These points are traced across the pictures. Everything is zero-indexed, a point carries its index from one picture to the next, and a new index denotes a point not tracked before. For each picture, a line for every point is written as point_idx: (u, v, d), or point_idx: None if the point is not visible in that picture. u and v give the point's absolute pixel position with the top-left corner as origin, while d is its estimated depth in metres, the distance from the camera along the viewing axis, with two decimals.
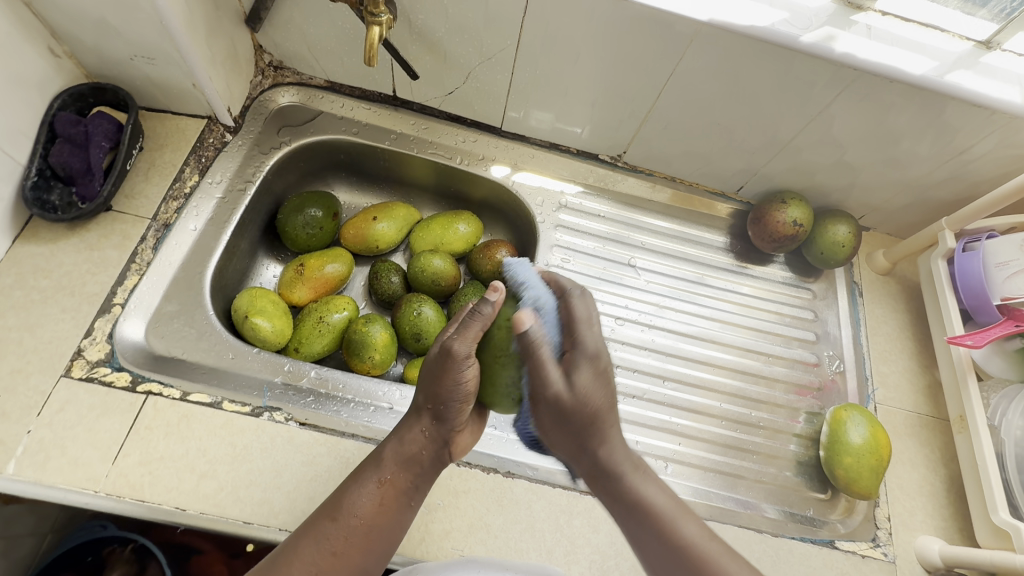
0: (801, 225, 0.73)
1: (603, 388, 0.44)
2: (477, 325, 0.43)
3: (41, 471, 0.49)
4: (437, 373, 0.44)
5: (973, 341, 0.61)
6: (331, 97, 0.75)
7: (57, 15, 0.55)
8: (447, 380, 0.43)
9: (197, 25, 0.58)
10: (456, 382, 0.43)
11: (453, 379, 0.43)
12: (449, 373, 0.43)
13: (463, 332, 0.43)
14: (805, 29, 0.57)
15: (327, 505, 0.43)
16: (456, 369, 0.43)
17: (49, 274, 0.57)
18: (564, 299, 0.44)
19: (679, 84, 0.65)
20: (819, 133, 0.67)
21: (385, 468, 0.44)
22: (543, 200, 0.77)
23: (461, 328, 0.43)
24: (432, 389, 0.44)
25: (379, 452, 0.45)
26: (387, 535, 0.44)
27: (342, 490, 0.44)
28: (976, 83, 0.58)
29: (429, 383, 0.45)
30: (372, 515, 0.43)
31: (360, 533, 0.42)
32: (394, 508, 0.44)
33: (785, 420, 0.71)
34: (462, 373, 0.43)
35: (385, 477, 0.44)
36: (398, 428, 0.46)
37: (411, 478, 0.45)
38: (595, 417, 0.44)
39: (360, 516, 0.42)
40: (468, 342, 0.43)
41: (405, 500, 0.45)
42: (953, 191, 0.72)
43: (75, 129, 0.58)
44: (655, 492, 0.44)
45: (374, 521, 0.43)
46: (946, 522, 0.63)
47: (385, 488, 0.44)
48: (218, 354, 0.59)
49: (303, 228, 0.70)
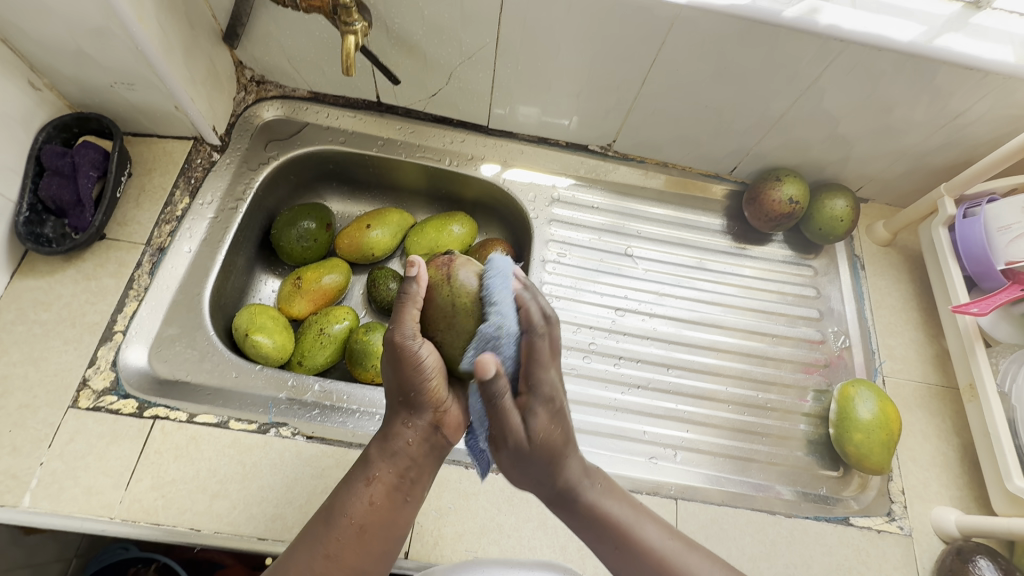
0: (797, 202, 0.72)
1: (561, 425, 0.44)
2: (409, 307, 0.44)
3: (56, 502, 0.50)
4: (394, 363, 0.44)
5: (979, 309, 0.61)
6: (315, 108, 0.75)
7: (34, 49, 0.55)
8: (407, 366, 0.43)
9: (174, 47, 0.58)
10: (415, 365, 0.43)
11: (413, 364, 0.43)
12: (404, 357, 0.43)
13: (401, 318, 0.44)
14: (787, 4, 0.56)
15: (322, 510, 0.43)
16: (409, 353, 0.43)
17: (49, 307, 0.58)
18: (529, 335, 0.42)
19: (663, 70, 0.64)
20: (810, 107, 0.66)
21: (372, 467, 0.44)
22: (535, 196, 0.77)
23: (398, 314, 0.44)
24: (397, 378, 0.44)
25: (366, 453, 0.45)
26: (385, 533, 0.43)
27: (332, 498, 0.44)
28: (966, 46, 0.57)
29: (394, 373, 0.45)
30: (364, 515, 0.42)
31: (353, 535, 0.42)
32: (387, 505, 0.43)
33: (794, 400, 0.71)
34: (416, 354, 0.43)
35: (372, 476, 0.43)
36: (384, 427, 0.46)
37: (401, 474, 0.44)
38: (556, 453, 0.44)
39: (352, 517, 0.42)
40: (407, 324, 0.43)
41: (399, 496, 0.44)
42: (950, 156, 0.70)
43: (62, 161, 0.58)
44: (615, 506, 0.46)
45: (372, 516, 0.42)
46: (962, 491, 0.63)
47: (375, 487, 0.43)
48: (222, 373, 0.60)
49: (297, 241, 0.70)
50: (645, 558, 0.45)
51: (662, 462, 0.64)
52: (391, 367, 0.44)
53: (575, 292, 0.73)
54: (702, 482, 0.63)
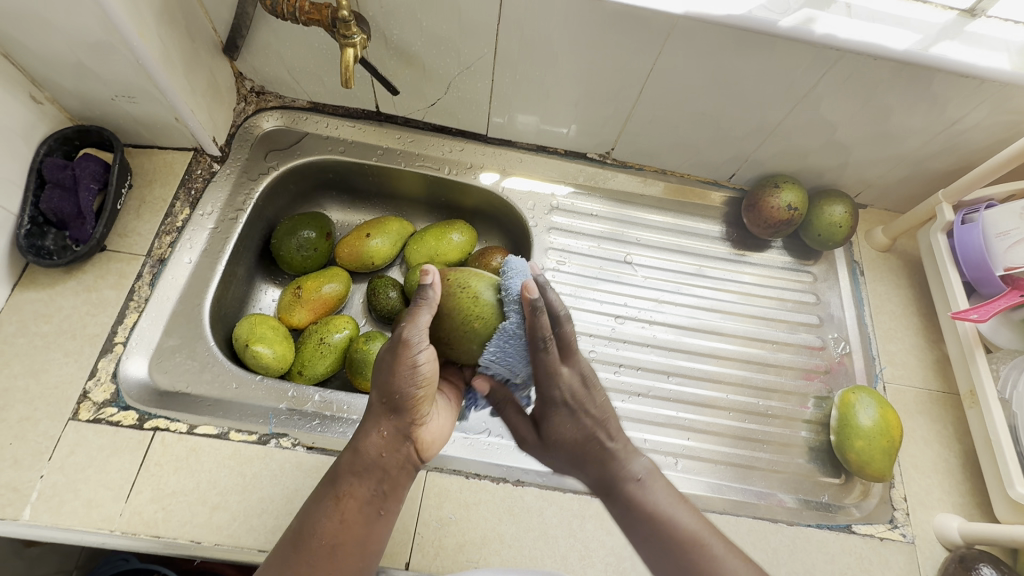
0: (796, 208, 0.72)
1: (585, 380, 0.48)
2: (423, 311, 0.45)
3: (56, 515, 0.50)
4: (387, 368, 0.44)
5: (978, 315, 0.61)
6: (315, 118, 0.75)
7: (35, 63, 0.55)
8: (401, 371, 0.44)
9: (173, 59, 0.58)
10: (409, 370, 0.44)
11: (405, 369, 0.44)
12: (399, 363, 0.44)
13: (412, 321, 0.44)
14: (784, 13, 0.56)
15: (291, 529, 0.43)
16: (408, 357, 0.44)
17: (50, 319, 0.58)
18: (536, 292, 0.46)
19: (661, 79, 0.64)
20: (807, 115, 0.67)
21: (343, 481, 0.44)
22: (534, 204, 0.77)
23: (409, 317, 0.45)
24: (386, 385, 0.45)
25: (336, 466, 0.45)
26: (352, 551, 0.42)
27: (302, 513, 0.43)
28: (962, 53, 0.57)
29: (380, 380, 0.45)
30: (330, 531, 0.42)
31: (320, 552, 0.41)
32: (359, 521, 0.43)
33: (795, 407, 0.71)
34: (415, 360, 0.44)
35: (341, 491, 0.43)
36: (355, 437, 0.46)
37: (372, 487, 0.44)
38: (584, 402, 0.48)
39: (322, 536, 0.42)
40: (416, 328, 0.44)
41: (371, 510, 0.44)
42: (948, 162, 0.71)
43: (63, 174, 0.59)
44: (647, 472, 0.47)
45: (339, 532, 0.42)
46: (964, 498, 0.63)
47: (344, 503, 0.43)
48: (222, 384, 0.60)
49: (297, 250, 0.70)
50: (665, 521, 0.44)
51: (664, 470, 0.64)
52: (381, 370, 0.45)
53: (575, 299, 0.74)
54: (704, 490, 0.63)
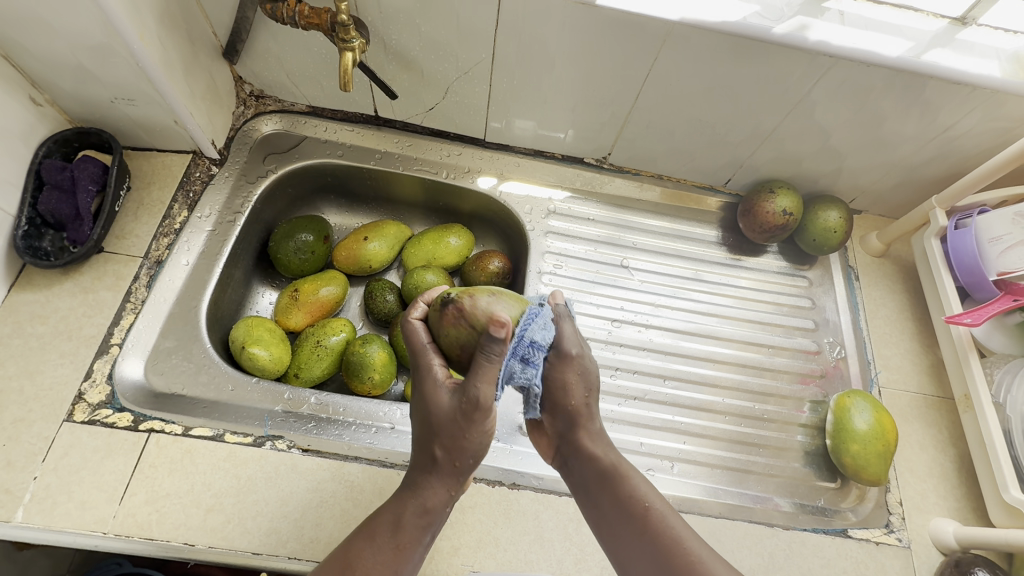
0: (791, 214, 0.72)
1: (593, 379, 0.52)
2: (493, 366, 0.41)
3: (49, 516, 0.49)
4: (458, 428, 0.43)
5: (971, 320, 0.61)
6: (314, 122, 0.76)
7: (36, 65, 0.56)
8: (474, 430, 0.43)
9: (173, 63, 0.59)
10: (480, 428, 0.43)
11: (478, 428, 0.43)
12: (473, 423, 0.43)
13: (481, 377, 0.41)
14: (777, 21, 0.57)
15: (341, 570, 0.42)
16: (484, 418, 0.43)
17: (46, 320, 0.58)
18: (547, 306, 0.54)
19: (656, 85, 0.65)
20: (801, 121, 0.67)
21: (405, 530, 0.44)
22: (531, 208, 0.78)
23: (479, 374, 0.41)
24: (454, 441, 0.43)
25: (393, 515, 0.44)
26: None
27: (354, 557, 0.43)
28: (953, 61, 0.58)
29: (444, 436, 0.44)
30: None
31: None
32: (415, 561, 0.45)
33: (791, 411, 0.71)
34: (488, 419, 0.43)
35: (401, 539, 0.44)
36: (411, 484, 0.45)
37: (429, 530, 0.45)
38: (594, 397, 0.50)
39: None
40: (491, 386, 0.41)
41: (424, 549, 0.45)
42: (941, 168, 0.71)
43: (61, 176, 0.59)
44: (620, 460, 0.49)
45: (398, 573, 0.43)
46: (960, 503, 0.63)
47: (403, 551, 0.44)
48: (218, 386, 0.60)
49: (295, 253, 0.70)
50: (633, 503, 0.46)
51: (659, 474, 0.64)
52: (444, 427, 0.43)
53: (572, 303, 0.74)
54: (700, 494, 0.63)
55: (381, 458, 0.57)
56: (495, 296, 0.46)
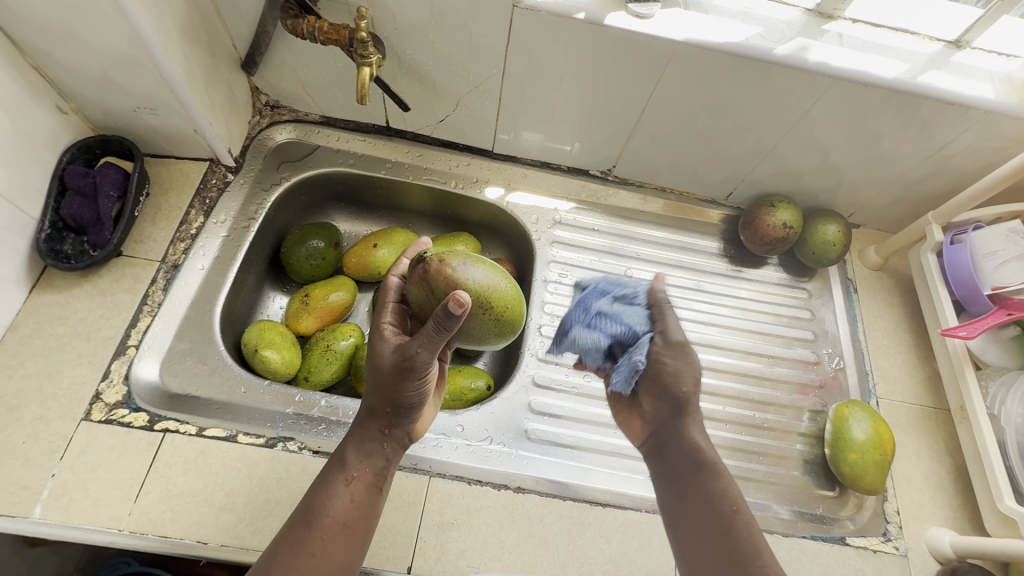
0: (791, 227, 0.74)
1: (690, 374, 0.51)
2: (444, 335, 0.43)
3: (66, 513, 0.51)
4: (397, 378, 0.45)
5: (966, 333, 0.63)
6: (326, 132, 0.78)
7: (63, 75, 0.58)
8: (408, 382, 0.46)
9: (195, 74, 0.60)
10: (416, 383, 0.46)
11: (414, 381, 0.46)
12: (409, 378, 0.45)
13: (426, 344, 0.44)
14: (778, 42, 0.60)
15: (300, 512, 0.44)
16: (420, 374, 0.45)
17: (65, 321, 0.59)
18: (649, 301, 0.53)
19: (661, 101, 0.67)
20: (802, 137, 0.69)
21: (352, 467, 0.46)
22: (537, 218, 0.79)
23: (429, 341, 0.43)
24: (390, 392, 0.46)
25: (341, 454, 0.47)
26: (366, 528, 0.45)
27: (311, 498, 0.45)
28: (948, 82, 0.60)
29: (383, 386, 0.46)
30: (346, 512, 0.44)
31: (339, 531, 0.44)
32: (366, 501, 0.46)
33: (790, 420, 0.72)
34: (423, 376, 0.46)
35: (352, 475, 0.46)
36: (355, 428, 0.48)
37: (379, 472, 0.47)
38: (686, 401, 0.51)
39: (332, 514, 0.44)
40: (434, 350, 0.44)
41: (377, 492, 0.47)
42: (938, 185, 0.73)
43: (84, 181, 0.61)
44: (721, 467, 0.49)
45: (351, 509, 0.45)
46: (956, 513, 0.64)
47: (354, 485, 0.46)
48: (231, 388, 0.61)
49: (306, 259, 0.72)
50: (718, 512, 0.47)
51: None
52: (384, 381, 0.46)
53: None
54: None
55: None
56: (465, 261, 0.48)
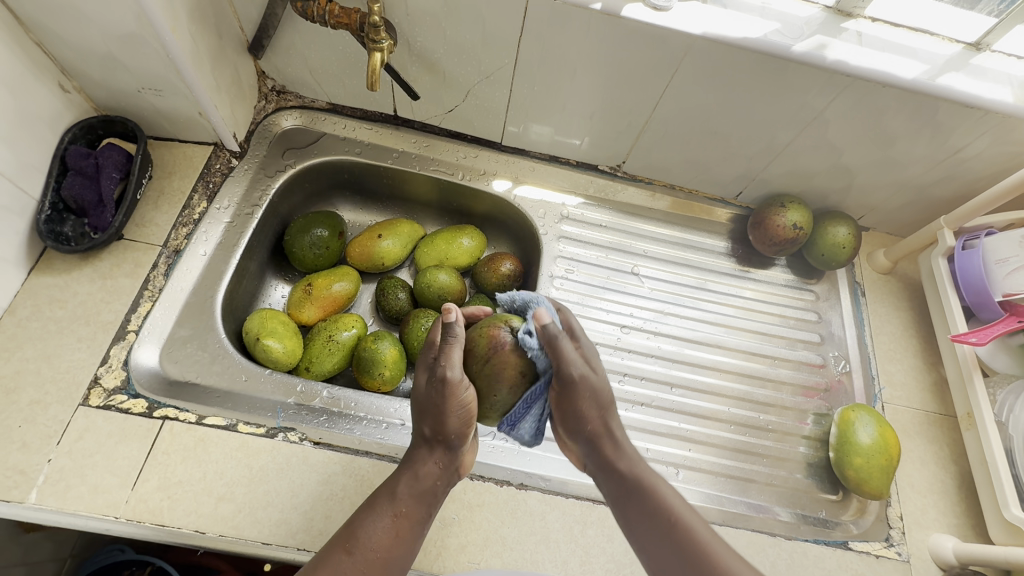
0: (801, 228, 0.73)
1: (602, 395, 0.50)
2: (455, 347, 0.48)
3: (62, 499, 0.50)
4: (441, 405, 0.47)
5: (977, 339, 0.62)
6: (333, 119, 0.76)
7: (67, 53, 0.56)
8: (449, 407, 0.46)
9: (201, 55, 0.59)
10: (459, 409, 0.47)
11: (456, 407, 0.46)
12: (449, 400, 0.46)
13: (448, 360, 0.47)
14: (797, 39, 0.59)
15: (342, 537, 0.44)
16: (458, 397, 0.46)
17: (64, 304, 0.58)
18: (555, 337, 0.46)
19: (674, 96, 0.66)
20: (815, 137, 0.68)
21: (400, 500, 0.46)
22: (545, 212, 0.78)
23: (444, 354, 0.47)
24: (436, 422, 0.47)
25: (391, 485, 0.47)
26: (405, 562, 0.45)
27: (355, 524, 0.45)
28: (967, 84, 0.59)
29: (432, 418, 0.47)
30: (389, 545, 0.44)
31: (376, 564, 0.43)
32: (409, 537, 0.45)
33: (793, 422, 0.72)
34: (462, 398, 0.47)
35: (399, 509, 0.46)
36: (407, 461, 0.49)
37: (425, 510, 0.47)
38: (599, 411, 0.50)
39: (376, 545, 0.44)
40: (456, 365, 0.46)
41: (420, 529, 0.46)
42: (950, 189, 0.72)
43: (86, 162, 0.59)
44: (666, 489, 0.46)
45: (396, 543, 0.45)
46: (958, 519, 0.64)
47: (400, 520, 0.45)
48: (231, 376, 0.60)
49: (309, 248, 0.71)
50: (657, 511, 0.45)
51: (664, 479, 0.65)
52: (433, 410, 0.47)
53: (582, 308, 0.75)
54: (702, 501, 0.64)
55: (391, 454, 0.57)
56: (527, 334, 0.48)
